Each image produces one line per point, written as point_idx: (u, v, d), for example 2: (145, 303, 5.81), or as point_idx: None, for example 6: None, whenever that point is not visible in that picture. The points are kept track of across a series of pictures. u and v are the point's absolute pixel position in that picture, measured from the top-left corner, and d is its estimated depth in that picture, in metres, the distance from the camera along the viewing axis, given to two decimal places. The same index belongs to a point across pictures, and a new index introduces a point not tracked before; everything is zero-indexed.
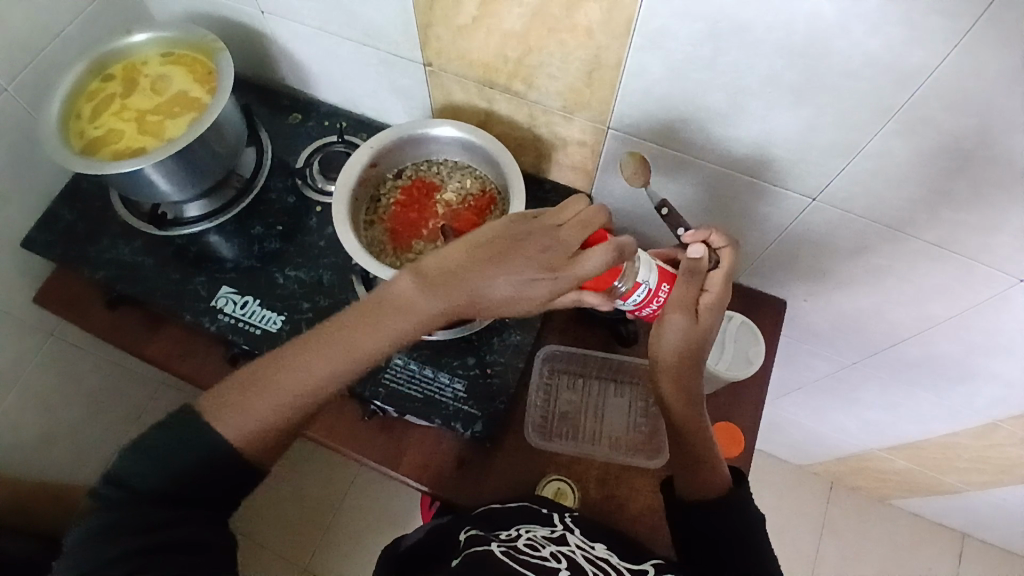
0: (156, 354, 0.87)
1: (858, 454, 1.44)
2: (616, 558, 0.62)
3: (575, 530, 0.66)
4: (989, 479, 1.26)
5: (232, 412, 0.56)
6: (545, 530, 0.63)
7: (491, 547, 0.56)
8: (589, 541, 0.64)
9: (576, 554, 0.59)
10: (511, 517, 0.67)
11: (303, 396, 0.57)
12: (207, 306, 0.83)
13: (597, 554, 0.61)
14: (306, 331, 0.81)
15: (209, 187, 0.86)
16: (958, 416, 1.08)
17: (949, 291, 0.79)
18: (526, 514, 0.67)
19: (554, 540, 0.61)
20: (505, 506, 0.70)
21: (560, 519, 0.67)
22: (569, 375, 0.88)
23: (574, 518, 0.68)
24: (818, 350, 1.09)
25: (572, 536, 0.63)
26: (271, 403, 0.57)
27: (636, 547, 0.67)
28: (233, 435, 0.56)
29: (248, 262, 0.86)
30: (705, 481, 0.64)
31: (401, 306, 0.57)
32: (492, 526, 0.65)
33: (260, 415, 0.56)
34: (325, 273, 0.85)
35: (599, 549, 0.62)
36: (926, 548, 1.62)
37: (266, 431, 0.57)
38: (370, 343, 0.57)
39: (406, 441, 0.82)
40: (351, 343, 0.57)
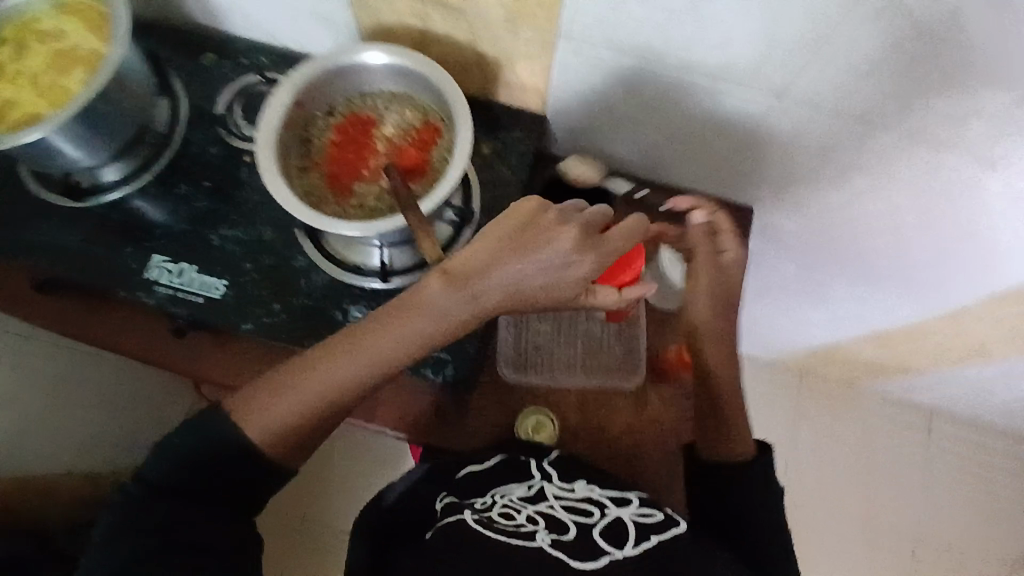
0: (102, 334, 0.83)
1: (829, 346, 1.47)
2: (598, 493, 0.62)
3: (553, 476, 0.65)
4: (954, 358, 1.31)
5: (261, 411, 0.60)
6: (521, 488, 0.63)
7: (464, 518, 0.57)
8: (569, 482, 0.64)
9: (556, 506, 0.59)
10: (494, 477, 0.65)
11: (328, 394, 0.60)
12: (142, 279, 0.77)
13: (577, 496, 0.61)
14: (252, 293, 0.75)
15: (124, 146, 0.77)
16: (924, 302, 1.09)
17: (919, 183, 0.77)
18: (508, 469, 0.66)
19: (531, 499, 0.61)
20: (486, 466, 0.67)
21: (537, 466, 0.66)
22: (537, 306, 0.83)
23: (553, 462, 0.68)
24: (786, 252, 1.08)
25: (551, 486, 0.63)
26: (298, 403, 0.60)
27: (620, 482, 0.67)
28: (259, 433, 0.60)
29: (179, 227, 0.78)
30: (732, 446, 0.69)
31: (427, 305, 0.58)
32: (472, 490, 0.64)
33: (290, 412, 0.60)
34: (263, 228, 0.77)
35: (579, 488, 0.63)
36: (895, 424, 1.71)
37: (288, 430, 0.60)
38: (396, 345, 0.59)
39: (377, 391, 0.80)
40: (374, 342, 0.59)
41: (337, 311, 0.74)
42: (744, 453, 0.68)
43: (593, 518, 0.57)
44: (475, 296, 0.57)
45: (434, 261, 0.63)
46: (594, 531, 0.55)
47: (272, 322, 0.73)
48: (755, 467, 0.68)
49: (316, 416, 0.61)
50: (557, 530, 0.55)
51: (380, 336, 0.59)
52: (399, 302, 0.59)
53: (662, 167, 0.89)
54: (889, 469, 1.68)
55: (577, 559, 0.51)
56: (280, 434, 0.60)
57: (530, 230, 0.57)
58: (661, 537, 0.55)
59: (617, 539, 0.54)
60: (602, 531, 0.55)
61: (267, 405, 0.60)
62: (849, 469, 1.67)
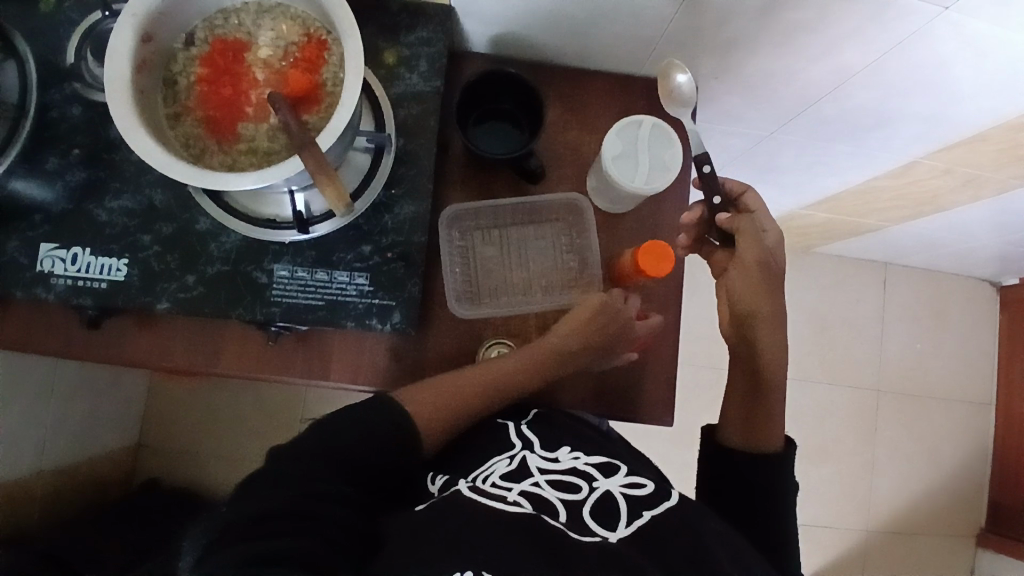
0: (7, 341, 0.72)
1: (784, 217, 1.45)
2: (583, 460, 0.62)
3: (534, 442, 0.64)
4: (907, 213, 1.31)
5: (430, 407, 0.66)
6: (504, 461, 0.62)
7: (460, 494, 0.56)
8: (552, 451, 0.63)
9: (542, 482, 0.59)
10: (472, 447, 0.66)
11: (486, 402, 0.68)
12: (34, 274, 0.67)
13: (562, 467, 0.61)
14: (159, 267, 0.66)
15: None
16: (873, 161, 1.06)
17: (866, 34, 0.71)
18: (484, 437, 0.67)
19: (516, 472, 0.60)
20: (461, 433, 0.69)
21: (516, 434, 0.66)
22: (481, 230, 0.78)
23: (530, 426, 0.68)
24: (732, 128, 1.02)
25: (533, 456, 0.62)
26: (468, 403, 0.67)
27: (602, 445, 0.67)
28: (423, 424, 0.65)
29: (59, 206, 0.68)
30: (764, 437, 0.71)
31: (581, 338, 0.70)
32: (452, 473, 0.64)
33: (456, 408, 0.66)
34: (154, 192, 0.68)
35: (563, 458, 0.62)
36: (852, 282, 1.76)
37: (445, 426, 0.66)
38: (550, 370, 0.69)
39: (328, 348, 0.73)
40: (532, 368, 0.69)
41: (258, 272, 0.67)
42: (775, 445, 0.71)
43: (582, 494, 0.58)
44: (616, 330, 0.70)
45: (342, 204, 0.57)
46: (585, 510, 0.56)
47: (188, 297, 0.66)
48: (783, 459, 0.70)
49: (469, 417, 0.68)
50: (548, 512, 0.55)
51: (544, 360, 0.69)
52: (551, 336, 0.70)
53: (592, 53, 0.79)
54: (849, 325, 1.75)
55: (571, 533, 0.53)
56: (439, 429, 0.66)
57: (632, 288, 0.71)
58: (653, 512, 0.56)
59: (607, 519, 0.55)
60: (592, 509, 0.56)
61: (440, 391, 0.66)
62: (812, 331, 1.73)
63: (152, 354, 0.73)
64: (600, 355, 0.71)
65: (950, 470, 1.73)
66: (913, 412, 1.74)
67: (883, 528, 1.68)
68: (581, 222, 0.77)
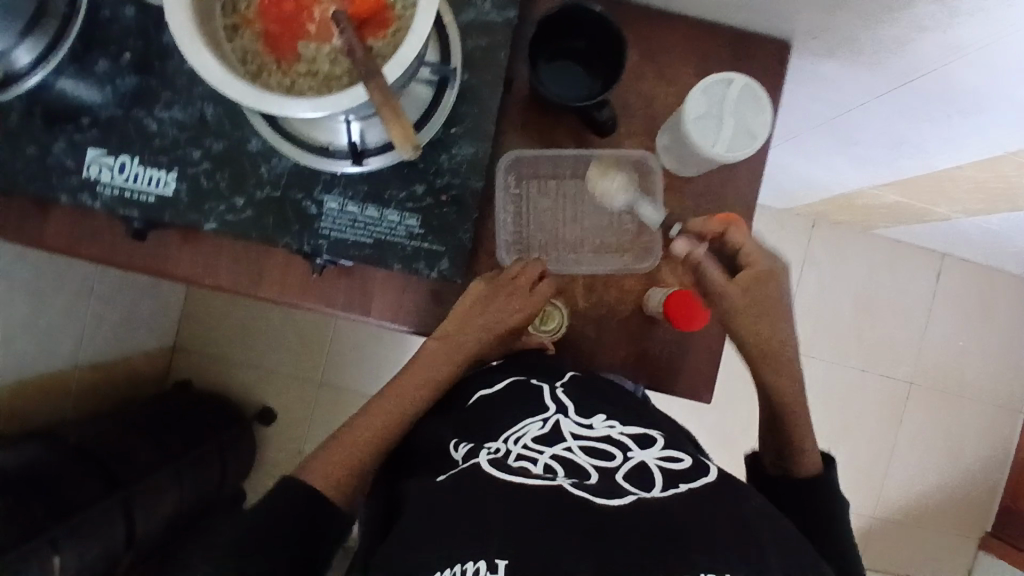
0: (54, 243, 0.72)
1: (847, 193, 1.37)
2: (619, 429, 0.59)
3: (569, 408, 0.62)
4: (982, 207, 1.22)
5: (327, 464, 0.63)
6: (536, 425, 0.60)
7: (481, 462, 0.55)
8: (587, 418, 0.61)
9: (575, 448, 0.57)
10: (503, 402, 0.63)
11: (382, 433, 0.66)
12: (81, 179, 0.65)
13: (597, 434, 0.58)
14: (208, 185, 0.64)
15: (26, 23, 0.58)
16: (961, 149, 0.98)
17: (1000, 9, 0.62)
18: (517, 394, 0.64)
19: (546, 439, 0.58)
20: (495, 391, 0.65)
21: (550, 397, 0.62)
22: (538, 179, 0.73)
23: (566, 388, 0.64)
24: (818, 94, 0.95)
25: (567, 422, 0.60)
26: (362, 447, 0.65)
27: (640, 414, 0.64)
28: (327, 482, 0.62)
29: (109, 111, 0.65)
30: (801, 459, 0.69)
31: (437, 357, 0.68)
32: (481, 429, 0.61)
33: (353, 453, 0.64)
34: (205, 105, 0.65)
35: (598, 425, 0.60)
36: (904, 268, 1.68)
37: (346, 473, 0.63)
38: (428, 388, 0.68)
39: (370, 285, 0.72)
40: (412, 387, 0.67)
41: (307, 201, 0.64)
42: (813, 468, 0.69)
43: (616, 462, 0.55)
44: (479, 333, 0.68)
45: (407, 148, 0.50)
46: (617, 476, 0.53)
47: (237, 220, 0.64)
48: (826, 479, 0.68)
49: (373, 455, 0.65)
50: (578, 477, 0.53)
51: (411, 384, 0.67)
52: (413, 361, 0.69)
53: None
54: (893, 312, 1.68)
55: (598, 497, 0.50)
56: (345, 480, 0.63)
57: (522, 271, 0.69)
58: (692, 485, 0.52)
59: (641, 484, 0.52)
60: (625, 475, 0.53)
61: (330, 455, 0.64)
62: (853, 313, 1.68)
63: (196, 271, 0.72)
64: (646, 326, 0.73)
65: (971, 470, 1.70)
66: (943, 408, 1.70)
67: (891, 517, 1.68)
68: (645, 184, 0.73)
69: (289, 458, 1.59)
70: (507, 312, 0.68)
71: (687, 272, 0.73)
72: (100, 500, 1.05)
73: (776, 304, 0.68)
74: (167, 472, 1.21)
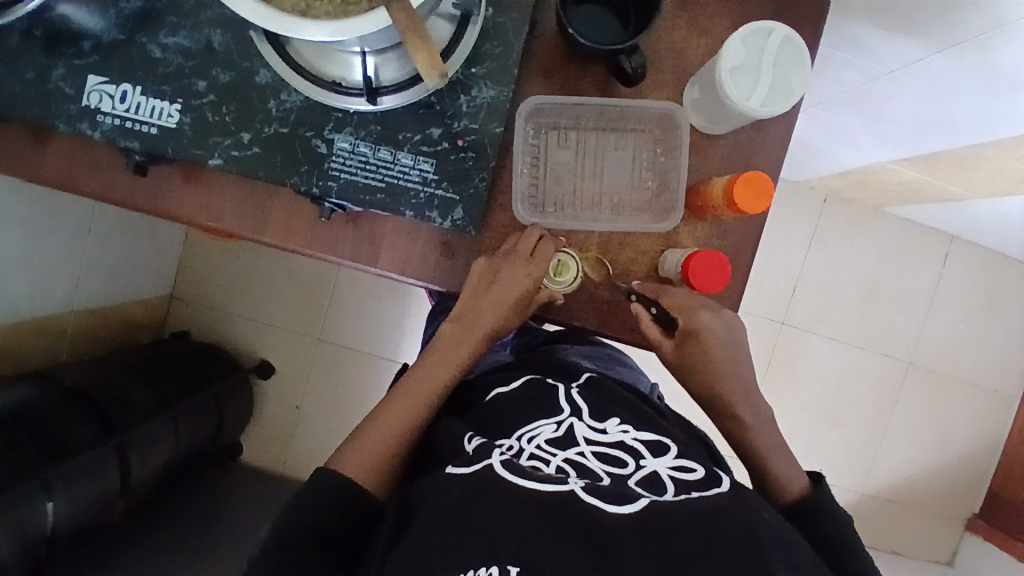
0: (53, 174, 0.69)
1: (864, 168, 1.34)
2: (632, 435, 0.63)
3: (582, 411, 0.65)
4: (1000, 190, 1.19)
5: (355, 455, 0.63)
6: (550, 428, 0.63)
7: (492, 459, 0.56)
8: (600, 422, 0.64)
9: (587, 452, 0.60)
10: (518, 402, 0.68)
11: (407, 420, 0.65)
12: (80, 107, 0.61)
13: (610, 439, 0.62)
14: (213, 119, 0.61)
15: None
16: (989, 127, 0.95)
17: None
18: (531, 391, 0.69)
19: (562, 442, 0.61)
20: (511, 389, 0.71)
21: (565, 399, 0.67)
22: (558, 131, 0.71)
23: (579, 391, 0.69)
24: (852, 57, 0.91)
25: (581, 425, 0.63)
26: (389, 436, 0.64)
27: (652, 421, 0.68)
28: (358, 472, 0.62)
29: (111, 35, 0.61)
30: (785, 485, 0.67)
31: (457, 341, 0.68)
32: (496, 430, 0.65)
33: (382, 443, 0.64)
34: (213, 33, 0.61)
35: (612, 430, 0.63)
36: (913, 249, 1.66)
37: (376, 462, 0.63)
38: (448, 370, 0.68)
39: (379, 234, 0.70)
40: (432, 373, 0.67)
41: (317, 140, 0.61)
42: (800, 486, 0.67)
43: (629, 468, 0.58)
44: (492, 307, 0.67)
45: (431, 76, 0.48)
46: (631, 481, 0.56)
47: (243, 157, 0.61)
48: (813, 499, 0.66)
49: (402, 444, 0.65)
50: (590, 479, 0.56)
51: (431, 369, 0.68)
52: (433, 348, 0.69)
53: None
54: (899, 292, 1.67)
55: (611, 504, 0.51)
56: (374, 470, 0.63)
57: (524, 241, 0.66)
58: (704, 493, 0.55)
59: (653, 490, 0.55)
60: (637, 481, 0.56)
61: (360, 446, 0.63)
62: (858, 292, 1.66)
63: (200, 211, 0.70)
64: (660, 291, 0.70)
65: (961, 453, 1.71)
66: (940, 392, 1.70)
67: (879, 496, 1.70)
68: (671, 139, 0.70)
69: (286, 412, 1.59)
70: (513, 284, 0.66)
71: (706, 234, 0.70)
72: (97, 445, 1.03)
73: (726, 347, 0.68)
74: (163, 420, 1.20)
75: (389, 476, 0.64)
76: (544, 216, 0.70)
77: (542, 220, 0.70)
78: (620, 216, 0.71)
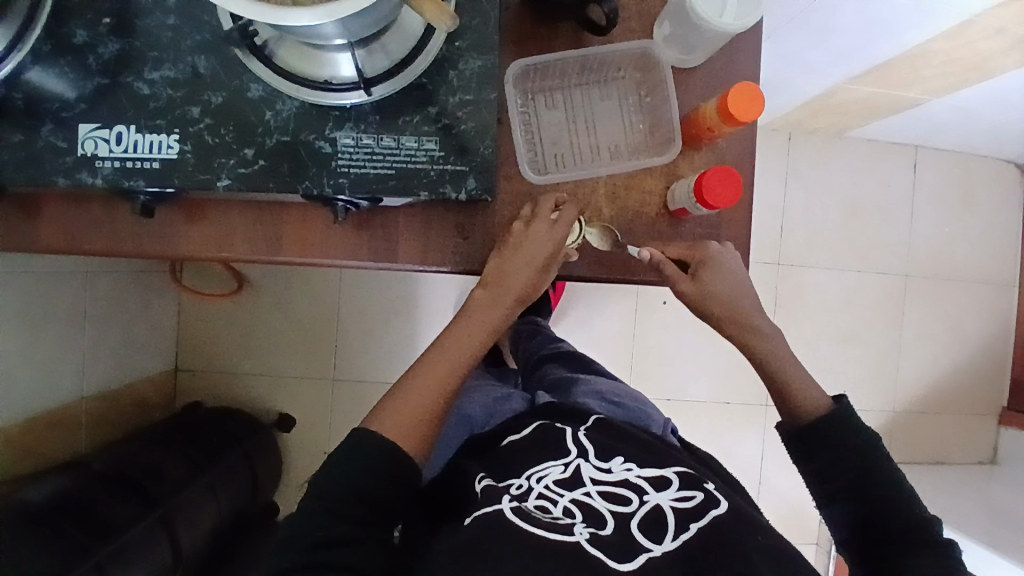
0: (56, 240, 0.69)
1: (823, 94, 1.38)
2: (636, 470, 0.69)
3: (589, 449, 0.72)
4: (953, 83, 1.24)
5: (393, 420, 0.64)
6: (558, 468, 0.69)
7: (503, 505, 0.63)
8: (606, 461, 0.70)
9: (593, 492, 0.67)
10: (531, 446, 0.74)
11: (441, 385, 0.66)
12: (76, 158, 0.61)
13: (615, 479, 0.68)
14: (213, 142, 0.61)
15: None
16: (933, 18, 1.00)
17: None
18: (543, 434, 0.75)
19: (569, 483, 0.68)
20: (524, 435, 0.77)
21: (572, 442, 0.73)
22: (544, 93, 0.74)
23: (587, 433, 0.75)
24: None
25: (587, 466, 0.70)
26: (425, 404, 0.65)
27: (657, 453, 0.74)
28: (398, 436, 0.64)
29: (93, 84, 0.62)
30: (804, 404, 0.72)
31: (485, 310, 0.68)
32: None
33: (418, 411, 0.65)
34: (196, 58, 0.62)
35: (617, 469, 0.69)
36: (883, 165, 1.71)
37: (413, 427, 0.64)
38: (480, 337, 0.68)
39: (393, 228, 0.70)
40: (462, 340, 0.68)
41: (320, 141, 0.62)
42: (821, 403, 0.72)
43: (631, 506, 0.65)
44: (515, 274, 0.67)
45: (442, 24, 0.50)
46: (632, 524, 0.63)
47: (250, 173, 0.61)
48: (830, 417, 0.70)
49: (437, 412, 0.66)
50: (595, 523, 0.63)
51: (464, 339, 0.68)
52: (464, 316, 0.69)
53: None
54: (880, 208, 1.72)
55: (613, 556, 0.59)
56: (413, 436, 0.64)
57: (542, 209, 0.68)
58: (699, 525, 0.63)
59: (653, 534, 0.62)
60: (639, 523, 0.64)
61: (397, 412, 0.65)
62: (842, 216, 1.71)
63: (208, 245, 0.70)
64: (672, 224, 0.72)
65: (976, 348, 1.75)
66: (941, 294, 1.74)
67: (909, 406, 1.72)
68: (652, 78, 0.73)
69: (314, 457, 1.57)
70: (534, 249, 0.66)
71: (704, 161, 0.73)
72: (141, 518, 1.02)
73: (730, 281, 0.70)
74: (200, 485, 1.18)
75: (424, 443, 0.65)
76: (550, 173, 0.72)
77: (549, 176, 0.72)
78: (622, 157, 0.73)
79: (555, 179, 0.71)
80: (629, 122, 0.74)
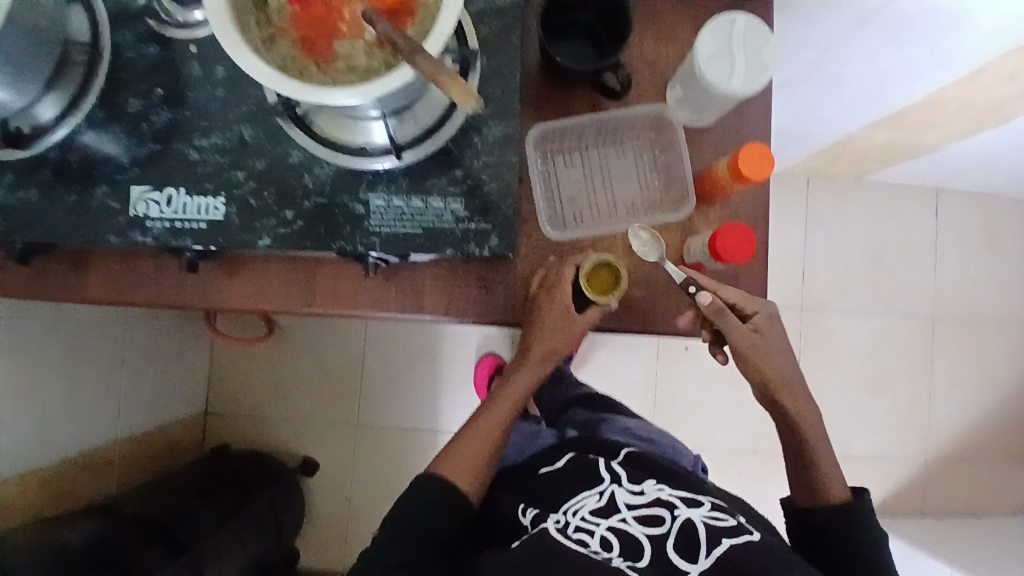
0: (103, 293, 0.74)
1: (840, 141, 1.40)
2: (667, 490, 0.70)
3: (621, 476, 0.73)
4: (970, 128, 1.25)
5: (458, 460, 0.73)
6: (594, 496, 0.70)
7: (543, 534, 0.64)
8: (637, 484, 0.71)
9: (629, 518, 0.67)
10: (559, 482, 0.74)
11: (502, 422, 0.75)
12: (129, 219, 0.67)
13: (647, 499, 0.69)
14: (256, 204, 0.66)
15: (53, 75, 0.65)
16: (944, 67, 1.02)
17: None
18: (577, 466, 0.75)
19: (605, 510, 0.68)
20: (558, 467, 0.77)
21: (607, 468, 0.74)
22: (564, 152, 0.78)
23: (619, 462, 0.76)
24: (801, 40, 0.99)
25: (621, 491, 0.70)
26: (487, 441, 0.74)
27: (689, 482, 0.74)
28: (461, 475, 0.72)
29: (146, 149, 0.68)
30: (829, 490, 0.74)
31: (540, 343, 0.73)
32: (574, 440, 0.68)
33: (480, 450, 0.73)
34: (242, 128, 0.67)
35: (649, 490, 0.70)
36: (904, 209, 1.71)
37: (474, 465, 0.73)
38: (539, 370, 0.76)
39: (421, 283, 0.73)
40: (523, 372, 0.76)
41: (354, 202, 0.66)
42: (840, 497, 0.74)
43: (666, 526, 0.65)
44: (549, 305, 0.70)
45: (464, 103, 0.53)
46: (669, 548, 0.63)
47: (289, 233, 0.66)
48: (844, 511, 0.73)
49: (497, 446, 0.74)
50: (631, 555, 0.63)
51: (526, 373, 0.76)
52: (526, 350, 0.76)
53: None
54: (903, 250, 1.71)
55: None
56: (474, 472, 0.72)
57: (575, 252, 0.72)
58: (733, 540, 0.63)
59: (688, 556, 0.62)
60: (675, 545, 0.64)
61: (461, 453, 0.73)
62: (865, 261, 1.70)
63: (243, 298, 0.74)
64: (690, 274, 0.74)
65: (1011, 395, 1.70)
66: (971, 339, 1.71)
67: (943, 455, 1.67)
68: (664, 138, 0.77)
69: (338, 502, 1.58)
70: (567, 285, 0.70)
71: (718, 215, 0.75)
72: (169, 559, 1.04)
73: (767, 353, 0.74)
74: (226, 530, 1.19)
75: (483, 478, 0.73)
76: (571, 225, 0.76)
77: (567, 228, 0.75)
78: (639, 213, 0.76)
79: (573, 231, 0.74)
80: (643, 179, 0.78)
